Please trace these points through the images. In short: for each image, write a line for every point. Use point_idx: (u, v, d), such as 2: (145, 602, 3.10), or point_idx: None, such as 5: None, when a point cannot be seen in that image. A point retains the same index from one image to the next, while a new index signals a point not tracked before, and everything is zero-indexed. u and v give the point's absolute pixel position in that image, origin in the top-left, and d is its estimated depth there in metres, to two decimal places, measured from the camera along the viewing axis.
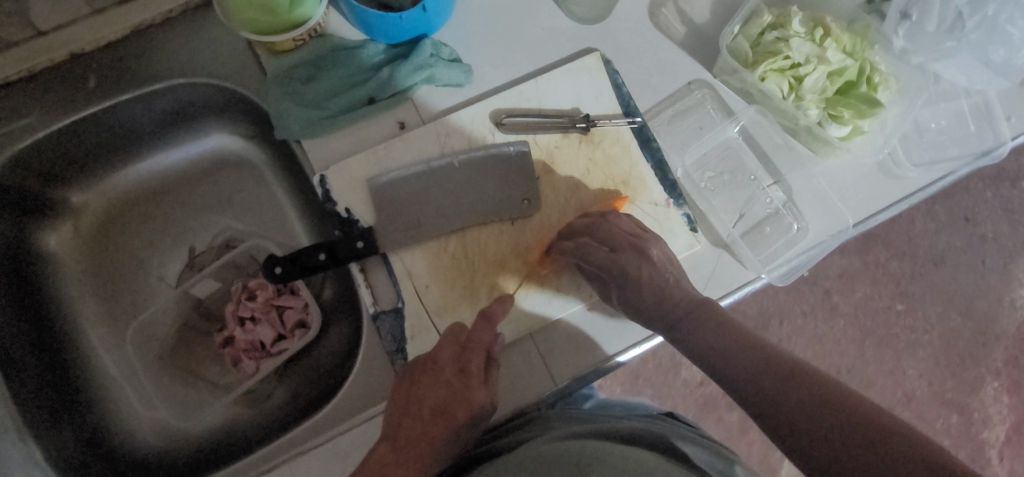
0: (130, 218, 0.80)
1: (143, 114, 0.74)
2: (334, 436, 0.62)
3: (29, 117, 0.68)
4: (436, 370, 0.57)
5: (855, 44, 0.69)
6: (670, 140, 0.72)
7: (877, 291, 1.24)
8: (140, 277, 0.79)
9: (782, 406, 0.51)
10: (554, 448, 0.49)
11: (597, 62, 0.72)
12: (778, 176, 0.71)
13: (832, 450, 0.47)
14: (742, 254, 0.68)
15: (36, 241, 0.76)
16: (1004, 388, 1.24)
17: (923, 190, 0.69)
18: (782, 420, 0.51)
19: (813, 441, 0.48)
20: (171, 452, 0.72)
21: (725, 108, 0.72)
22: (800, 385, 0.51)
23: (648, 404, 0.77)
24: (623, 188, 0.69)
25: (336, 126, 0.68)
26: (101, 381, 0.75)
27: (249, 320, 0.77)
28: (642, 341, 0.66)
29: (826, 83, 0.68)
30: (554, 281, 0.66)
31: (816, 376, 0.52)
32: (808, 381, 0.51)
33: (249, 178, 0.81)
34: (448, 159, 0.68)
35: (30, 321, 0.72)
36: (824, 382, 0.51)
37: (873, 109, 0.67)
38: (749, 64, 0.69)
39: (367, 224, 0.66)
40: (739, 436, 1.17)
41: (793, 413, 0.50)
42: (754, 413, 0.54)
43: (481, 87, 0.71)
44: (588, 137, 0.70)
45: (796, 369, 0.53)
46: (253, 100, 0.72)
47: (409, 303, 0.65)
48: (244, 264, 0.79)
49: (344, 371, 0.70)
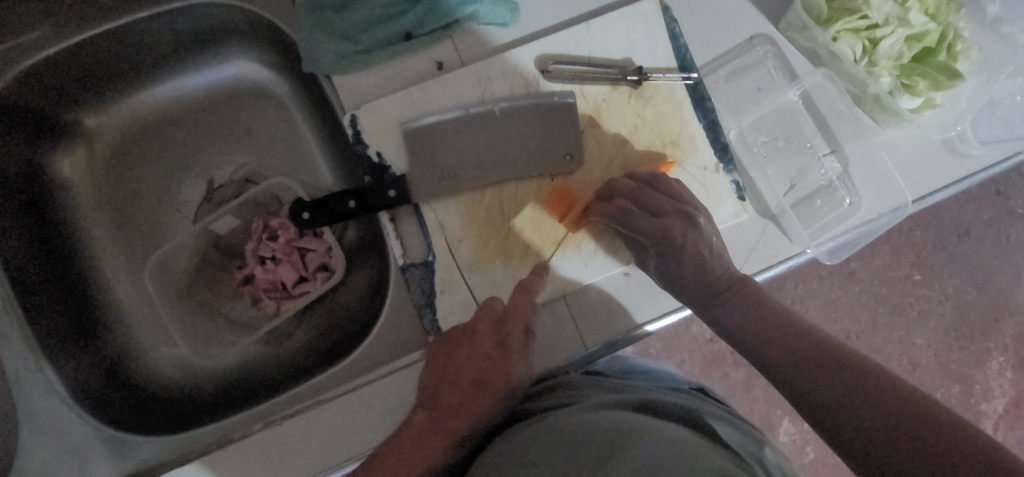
0: (145, 146, 0.76)
1: (161, 34, 0.68)
2: (358, 387, 0.61)
3: (38, 31, 0.62)
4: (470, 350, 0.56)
5: (940, 6, 0.63)
6: (726, 100, 0.67)
7: (896, 260, 1.22)
8: (157, 207, 0.76)
9: (821, 390, 0.48)
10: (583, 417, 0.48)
11: (654, 8, 0.66)
12: (835, 145, 0.66)
13: (873, 433, 0.43)
14: (790, 226, 0.65)
15: (50, 164, 0.72)
16: (1009, 363, 1.24)
17: (986, 170, 0.65)
18: (822, 403, 0.47)
19: (853, 424, 0.45)
20: (192, 386, 0.72)
21: (788, 69, 0.67)
22: (842, 371, 0.48)
23: (671, 370, 0.77)
24: (671, 149, 0.65)
25: (370, 62, 0.63)
26: (120, 311, 0.74)
27: (270, 260, 0.75)
28: (670, 312, 0.63)
29: (903, 48, 0.63)
30: (591, 243, 0.64)
31: (857, 360, 0.48)
32: (849, 366, 0.48)
33: (271, 111, 0.77)
34: (488, 106, 0.63)
35: (47, 248, 0.69)
36: (867, 367, 0.47)
37: (952, 82, 0.62)
38: (823, 21, 0.64)
39: (399, 172, 0.63)
40: (743, 393, 1.17)
41: (833, 397, 0.47)
42: (793, 398, 0.50)
43: (529, 28, 0.66)
44: (638, 92, 0.65)
45: (836, 353, 0.49)
46: (278, 27, 0.66)
47: (440, 257, 0.62)
48: (265, 202, 0.75)
49: (368, 319, 0.69)
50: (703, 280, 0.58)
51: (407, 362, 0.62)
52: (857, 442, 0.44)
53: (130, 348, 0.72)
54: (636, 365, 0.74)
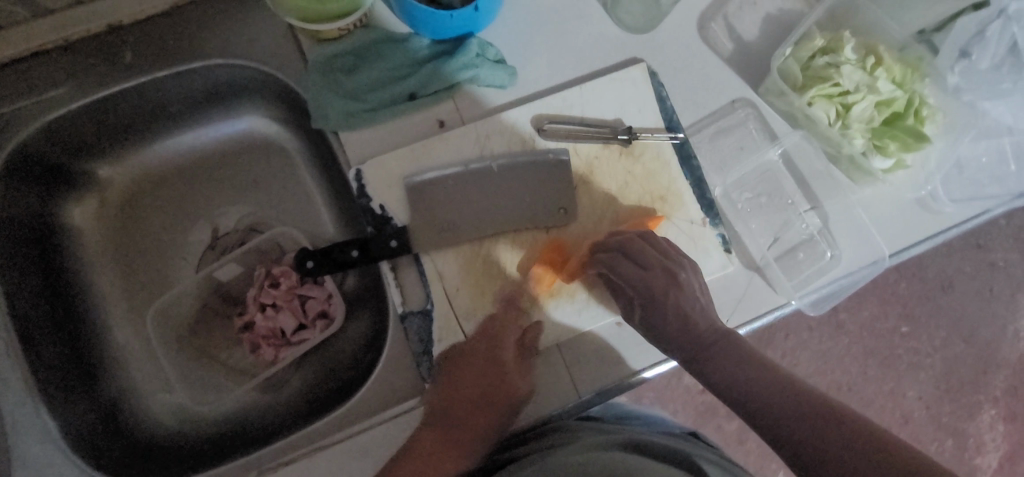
0: (154, 195, 0.79)
1: (177, 91, 0.72)
2: (353, 434, 0.62)
3: (61, 88, 0.67)
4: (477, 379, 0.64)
5: (906, 75, 0.68)
6: (710, 158, 0.71)
7: (884, 312, 1.25)
8: (162, 254, 0.78)
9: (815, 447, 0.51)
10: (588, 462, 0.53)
11: (642, 73, 0.70)
12: (816, 202, 0.70)
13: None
14: (774, 278, 0.68)
15: (62, 213, 0.75)
16: (1000, 416, 1.25)
17: (958, 226, 0.69)
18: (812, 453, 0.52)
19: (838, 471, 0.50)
20: (187, 433, 0.72)
21: (768, 130, 0.71)
22: (836, 431, 0.51)
23: (664, 417, 0.78)
24: (660, 205, 0.68)
25: (376, 120, 0.67)
26: (119, 357, 0.74)
27: (270, 307, 0.76)
28: (660, 363, 0.65)
29: (873, 113, 0.67)
30: (584, 293, 0.66)
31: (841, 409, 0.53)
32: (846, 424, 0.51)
33: (278, 163, 0.80)
34: (487, 162, 0.67)
35: (51, 294, 0.71)
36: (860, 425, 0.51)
37: (919, 144, 0.66)
38: (798, 87, 0.69)
39: (400, 223, 0.66)
40: (736, 445, 1.17)
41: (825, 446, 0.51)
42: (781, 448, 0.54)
43: (525, 89, 0.70)
44: (628, 150, 0.69)
45: (829, 410, 0.53)
46: (290, 86, 0.70)
47: (438, 305, 0.65)
48: (267, 250, 0.77)
49: (366, 366, 0.70)
50: (686, 334, 0.61)
51: (404, 408, 0.63)
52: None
53: (126, 394, 0.73)
54: (630, 411, 0.75)
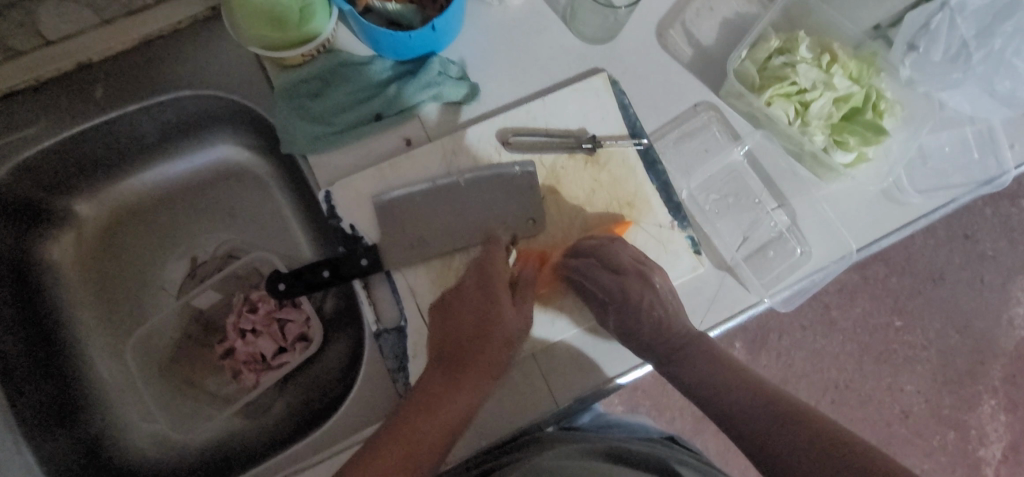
0: (133, 229, 0.80)
1: (149, 124, 0.73)
2: (332, 455, 0.62)
3: (34, 127, 0.68)
4: (455, 405, 0.58)
5: (861, 70, 0.69)
6: (676, 162, 0.72)
7: (875, 307, 1.25)
8: (143, 286, 0.79)
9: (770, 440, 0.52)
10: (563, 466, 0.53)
11: (604, 82, 0.71)
12: (783, 200, 0.70)
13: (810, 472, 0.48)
14: (745, 278, 0.68)
15: (40, 250, 0.75)
16: (1001, 406, 1.24)
17: (926, 217, 0.69)
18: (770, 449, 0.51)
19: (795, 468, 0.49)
20: (170, 462, 0.73)
21: (731, 131, 0.72)
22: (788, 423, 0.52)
23: (650, 423, 0.78)
24: (627, 210, 0.69)
25: (344, 143, 0.68)
26: (100, 390, 0.75)
27: (250, 332, 0.76)
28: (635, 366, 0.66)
29: (832, 109, 0.68)
30: (557, 301, 0.66)
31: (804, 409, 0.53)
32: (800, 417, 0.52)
33: (253, 189, 0.81)
34: (454, 178, 0.67)
35: (30, 331, 0.71)
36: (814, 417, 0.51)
37: (878, 137, 0.67)
38: (756, 88, 0.70)
39: (371, 241, 0.67)
40: (736, 449, 1.17)
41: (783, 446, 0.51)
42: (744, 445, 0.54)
43: (490, 104, 0.71)
44: (594, 158, 0.70)
45: (791, 406, 0.54)
46: (259, 113, 0.72)
47: (412, 321, 0.65)
48: (245, 276, 0.79)
49: (345, 385, 0.71)
50: (659, 338, 0.62)
51: (382, 426, 0.63)
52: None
53: (110, 427, 0.73)
54: (614, 419, 0.75)
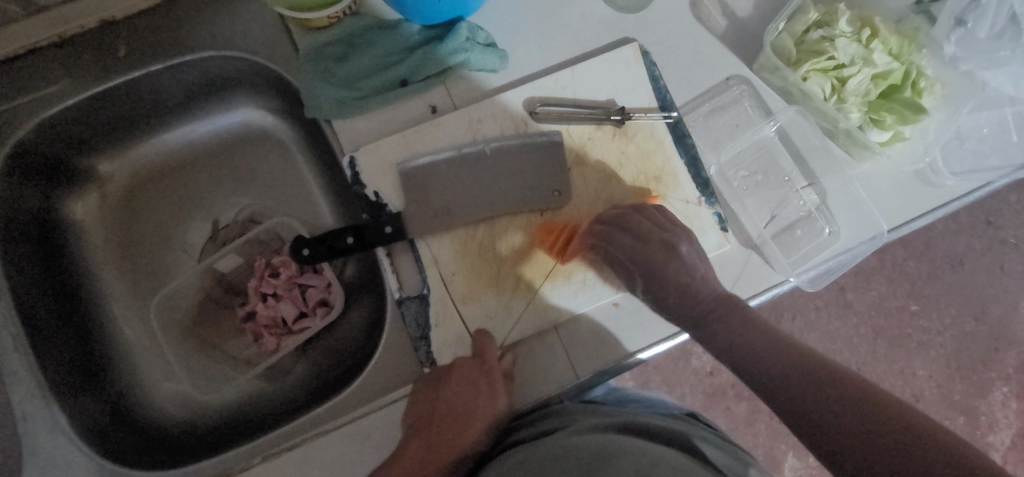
0: (155, 190, 0.80)
1: (172, 85, 0.73)
2: (355, 419, 0.63)
3: (58, 85, 0.67)
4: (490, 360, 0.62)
5: (902, 47, 0.67)
6: (705, 137, 0.71)
7: (892, 290, 1.23)
8: (164, 248, 0.79)
9: (811, 407, 0.52)
10: (576, 443, 0.52)
11: (634, 53, 0.70)
12: (813, 179, 0.69)
13: (846, 442, 0.49)
14: (772, 256, 0.67)
15: (63, 208, 0.76)
16: (1013, 393, 1.23)
17: (959, 199, 0.68)
18: (808, 413, 0.52)
19: (837, 435, 0.50)
20: (192, 422, 0.73)
21: (763, 107, 0.70)
22: (825, 385, 0.52)
23: (666, 397, 0.77)
24: (655, 184, 0.68)
25: (369, 108, 0.67)
26: (124, 350, 0.76)
27: (271, 296, 0.77)
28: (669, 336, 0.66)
29: (870, 86, 0.66)
30: (580, 275, 0.66)
31: (836, 371, 0.53)
32: (838, 381, 0.52)
33: (275, 153, 0.81)
34: (480, 146, 0.67)
35: (55, 289, 0.72)
36: (854, 382, 0.52)
37: (917, 116, 0.65)
38: (793, 62, 0.68)
39: (395, 209, 0.66)
40: (745, 427, 1.17)
41: (822, 408, 0.51)
42: (778, 407, 0.55)
43: (517, 72, 0.70)
44: (622, 130, 0.69)
45: (820, 366, 0.54)
46: (283, 77, 0.71)
47: (435, 290, 0.65)
48: (268, 241, 0.79)
49: (366, 352, 0.71)
50: (687, 304, 0.62)
51: (403, 393, 0.64)
52: (846, 457, 0.49)
53: (133, 386, 0.74)
54: (631, 393, 0.74)
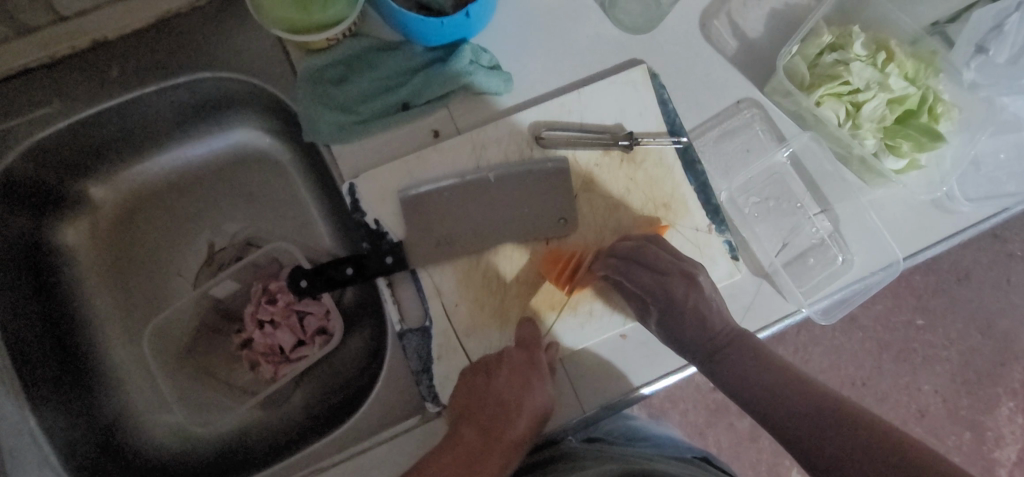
0: (149, 212, 0.78)
1: (166, 107, 0.71)
2: (355, 454, 0.61)
3: (47, 107, 0.65)
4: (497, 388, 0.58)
5: (918, 71, 0.65)
6: (715, 162, 0.69)
7: (898, 305, 1.22)
8: (158, 272, 0.77)
9: (829, 447, 0.50)
10: None
11: (643, 75, 0.68)
12: (826, 205, 0.67)
13: None
14: (783, 285, 0.66)
15: (55, 234, 0.74)
16: (1019, 409, 1.22)
17: (975, 226, 0.66)
18: (825, 455, 0.50)
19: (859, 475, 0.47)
20: (188, 454, 0.71)
21: (776, 131, 0.69)
22: (845, 425, 0.50)
23: (674, 433, 0.75)
24: (663, 212, 0.66)
25: (369, 132, 0.65)
26: (117, 378, 0.73)
27: (268, 323, 0.75)
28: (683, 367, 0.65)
29: (885, 111, 0.64)
30: (586, 306, 0.64)
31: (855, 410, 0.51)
32: (855, 420, 0.50)
33: (273, 175, 0.78)
34: (483, 173, 0.65)
35: (45, 318, 0.70)
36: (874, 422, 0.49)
37: (935, 143, 0.63)
38: (806, 86, 0.66)
39: (396, 238, 0.64)
40: (748, 444, 1.15)
41: (842, 450, 0.49)
42: (795, 448, 0.53)
43: (521, 95, 0.68)
44: (629, 156, 0.67)
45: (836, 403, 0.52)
46: (281, 99, 0.69)
47: (437, 322, 0.63)
48: (265, 265, 0.76)
49: (366, 381, 0.69)
50: (704, 337, 0.60)
51: (404, 428, 0.62)
52: None
53: (126, 416, 0.72)
54: (639, 428, 0.73)
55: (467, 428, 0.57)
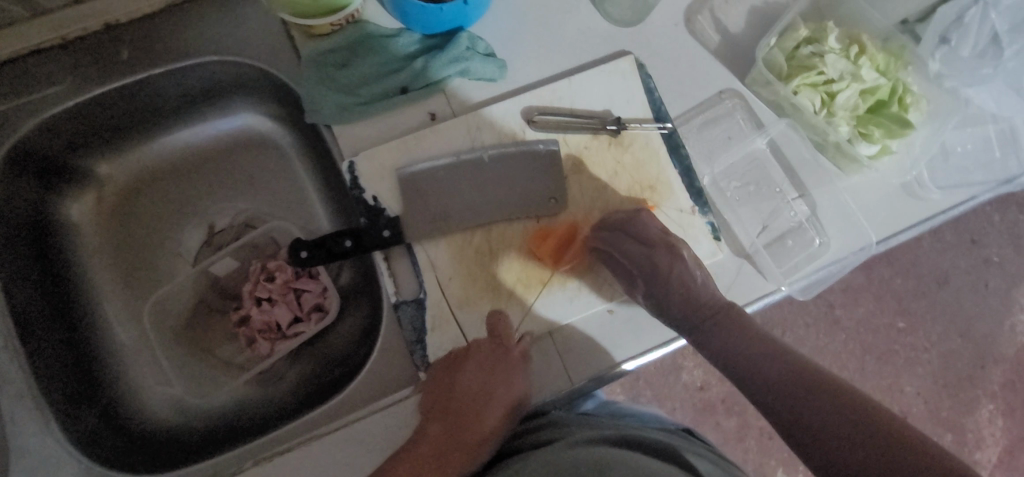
0: (152, 192, 0.80)
1: (174, 88, 0.73)
2: (348, 423, 0.62)
3: (59, 86, 0.68)
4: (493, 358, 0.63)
5: (889, 64, 0.69)
6: (698, 148, 0.72)
7: (880, 307, 1.25)
8: (159, 251, 0.79)
9: (804, 412, 0.54)
10: (577, 453, 0.53)
11: (630, 65, 0.71)
12: (804, 191, 0.71)
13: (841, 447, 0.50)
14: (764, 265, 0.69)
15: (60, 210, 0.76)
16: (998, 411, 1.25)
17: (945, 212, 0.70)
18: (802, 424, 0.53)
19: (833, 440, 0.51)
20: (184, 428, 0.72)
21: (754, 119, 0.72)
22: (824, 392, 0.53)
23: (659, 412, 0.78)
24: (649, 193, 0.69)
25: (369, 113, 0.68)
26: (115, 351, 0.75)
27: (266, 300, 0.76)
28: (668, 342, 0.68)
29: (858, 100, 0.68)
30: (575, 282, 0.67)
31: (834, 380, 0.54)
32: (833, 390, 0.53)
33: (274, 159, 0.81)
34: (478, 153, 0.68)
35: (48, 289, 0.71)
36: (849, 394, 0.53)
37: (903, 131, 0.68)
38: (783, 77, 0.70)
39: (393, 213, 0.67)
40: (735, 442, 1.17)
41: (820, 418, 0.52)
42: (775, 416, 0.56)
43: (516, 82, 0.71)
44: (617, 140, 0.70)
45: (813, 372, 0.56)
46: (286, 83, 0.72)
47: (431, 294, 0.65)
48: (264, 246, 0.79)
49: (360, 355, 0.71)
50: (690, 307, 0.63)
51: (397, 398, 0.64)
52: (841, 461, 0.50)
53: (124, 388, 0.73)
54: (623, 408, 0.75)
55: (464, 393, 0.64)
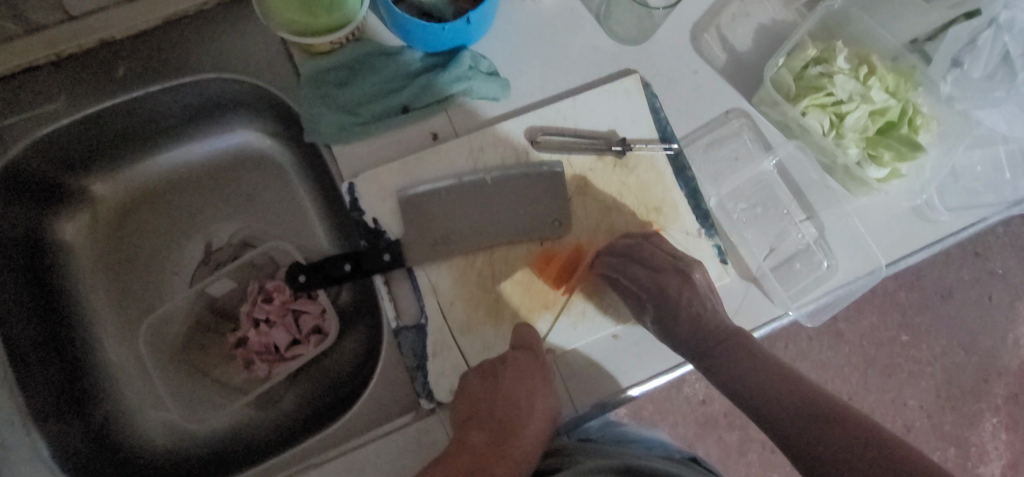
0: (148, 210, 0.79)
1: (170, 106, 0.72)
2: (348, 451, 0.61)
3: (54, 104, 0.67)
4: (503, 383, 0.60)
5: (899, 85, 0.68)
6: (704, 169, 0.71)
7: (883, 321, 1.24)
8: (155, 270, 0.78)
9: (815, 441, 0.52)
10: None
11: (636, 84, 0.70)
12: (812, 212, 0.70)
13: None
14: (771, 289, 0.68)
15: (53, 229, 0.74)
16: (1002, 424, 1.24)
17: (955, 235, 0.69)
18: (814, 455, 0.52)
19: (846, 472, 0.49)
20: (180, 451, 0.71)
21: (762, 140, 0.71)
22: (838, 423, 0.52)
23: (663, 438, 0.76)
24: (655, 215, 0.68)
25: (369, 133, 0.67)
26: (110, 374, 0.74)
27: (263, 323, 0.75)
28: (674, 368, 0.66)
29: (867, 122, 0.67)
30: (579, 306, 0.66)
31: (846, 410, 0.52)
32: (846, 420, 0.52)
33: (271, 176, 0.80)
34: (481, 175, 0.67)
35: (40, 311, 0.70)
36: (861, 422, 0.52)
37: (914, 153, 0.66)
38: (791, 98, 0.69)
39: (393, 236, 0.65)
40: (738, 457, 1.16)
41: (832, 449, 0.51)
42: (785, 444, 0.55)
43: (519, 102, 0.70)
44: (622, 162, 0.69)
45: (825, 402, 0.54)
46: (284, 101, 0.70)
47: (432, 319, 0.64)
48: (262, 265, 0.77)
49: (359, 379, 0.70)
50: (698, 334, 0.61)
51: (397, 425, 0.62)
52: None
53: (118, 412, 0.72)
54: (628, 432, 0.73)
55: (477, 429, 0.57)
